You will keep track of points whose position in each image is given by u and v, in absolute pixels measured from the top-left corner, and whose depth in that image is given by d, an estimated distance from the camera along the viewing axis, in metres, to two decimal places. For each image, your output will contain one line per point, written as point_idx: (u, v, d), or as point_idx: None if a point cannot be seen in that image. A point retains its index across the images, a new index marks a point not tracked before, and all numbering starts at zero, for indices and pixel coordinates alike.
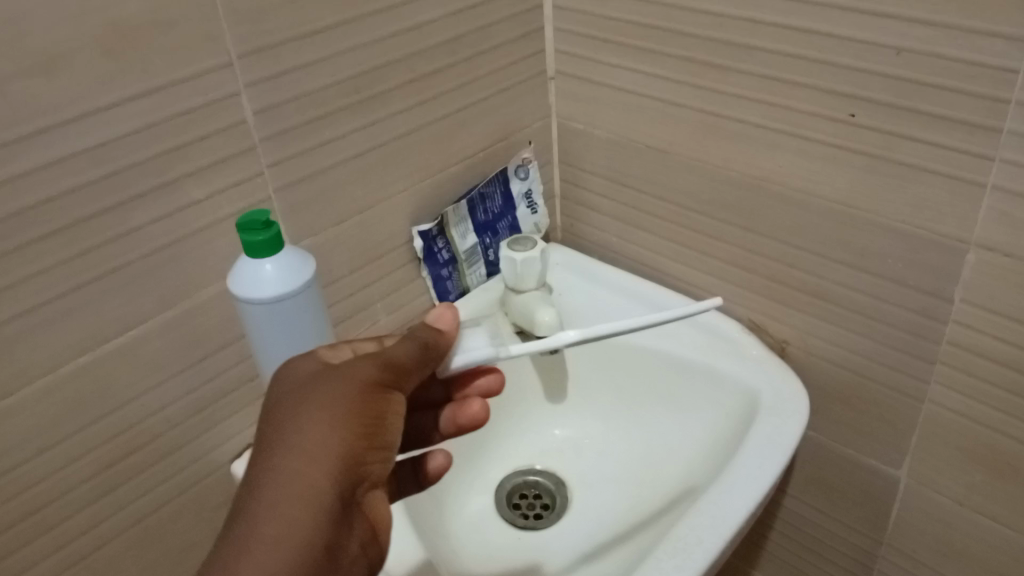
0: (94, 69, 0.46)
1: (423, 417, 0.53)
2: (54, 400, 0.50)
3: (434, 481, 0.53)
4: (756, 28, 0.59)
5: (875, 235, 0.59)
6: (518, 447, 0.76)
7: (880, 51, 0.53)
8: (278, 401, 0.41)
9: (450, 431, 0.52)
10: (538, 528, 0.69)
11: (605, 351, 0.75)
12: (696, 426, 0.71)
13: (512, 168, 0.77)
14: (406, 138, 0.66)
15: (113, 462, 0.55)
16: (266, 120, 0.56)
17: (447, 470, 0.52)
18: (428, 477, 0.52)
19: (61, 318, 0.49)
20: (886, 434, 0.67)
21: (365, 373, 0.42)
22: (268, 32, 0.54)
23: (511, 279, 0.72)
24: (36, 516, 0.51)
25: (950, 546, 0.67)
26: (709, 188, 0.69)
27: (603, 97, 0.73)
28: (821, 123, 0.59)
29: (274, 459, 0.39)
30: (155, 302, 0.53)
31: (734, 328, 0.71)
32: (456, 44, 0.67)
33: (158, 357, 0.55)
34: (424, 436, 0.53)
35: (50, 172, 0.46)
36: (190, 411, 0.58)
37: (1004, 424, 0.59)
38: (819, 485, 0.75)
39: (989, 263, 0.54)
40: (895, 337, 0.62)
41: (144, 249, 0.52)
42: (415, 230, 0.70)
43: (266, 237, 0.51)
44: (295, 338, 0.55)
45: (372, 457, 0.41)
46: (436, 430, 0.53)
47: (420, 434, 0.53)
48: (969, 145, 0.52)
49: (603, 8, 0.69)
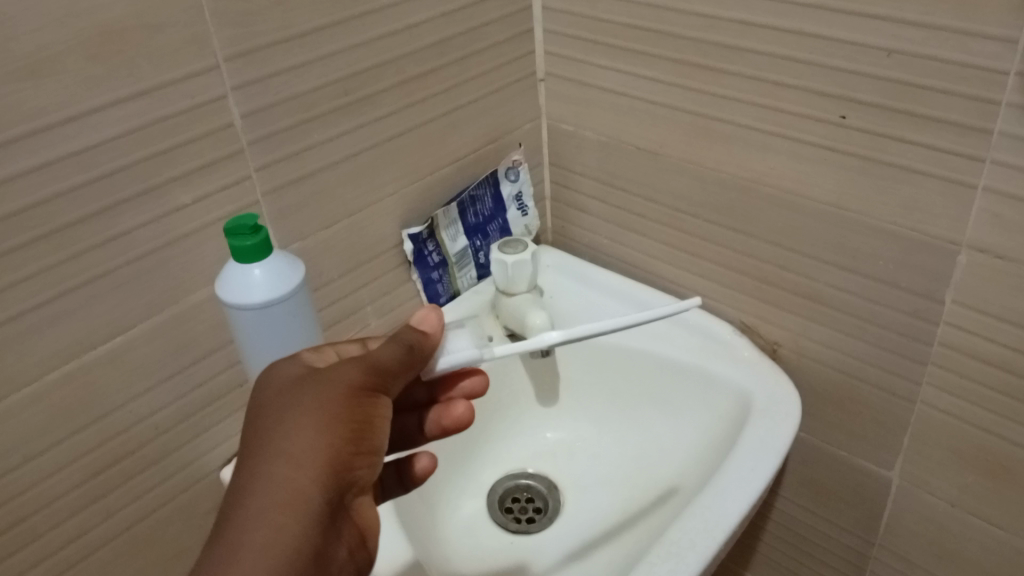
0: (80, 73, 0.45)
1: (407, 419, 0.52)
2: (43, 407, 0.49)
3: (418, 484, 0.52)
4: (747, 30, 0.59)
5: (866, 236, 0.59)
6: (510, 450, 0.76)
7: (872, 53, 0.53)
8: (263, 408, 0.41)
9: (434, 433, 0.52)
10: (532, 532, 0.69)
11: (597, 354, 0.74)
12: (689, 427, 0.70)
13: (503, 170, 0.77)
14: (396, 141, 0.66)
15: (103, 470, 0.54)
16: (254, 123, 0.55)
17: (432, 473, 0.52)
18: (413, 479, 0.51)
19: (48, 325, 0.48)
20: (878, 435, 0.67)
21: (351, 377, 0.41)
22: (257, 34, 0.53)
23: (502, 281, 0.72)
24: (24, 525, 0.51)
25: (943, 547, 0.67)
26: (701, 191, 0.69)
27: (594, 98, 0.73)
28: (813, 124, 0.59)
29: (260, 466, 0.38)
30: (143, 307, 0.53)
31: (726, 330, 0.71)
32: (445, 46, 0.66)
33: (147, 363, 0.54)
34: (408, 438, 0.52)
35: (37, 177, 0.45)
36: (179, 418, 0.58)
37: (997, 426, 0.59)
38: (811, 487, 0.75)
39: (981, 264, 0.54)
40: (888, 339, 0.62)
41: (131, 254, 0.51)
42: (406, 233, 0.70)
43: (254, 243, 0.50)
44: (283, 343, 0.54)
45: (359, 462, 0.41)
46: (421, 432, 0.52)
47: (404, 436, 0.52)
48: (962, 147, 0.52)
49: (593, 9, 0.68)
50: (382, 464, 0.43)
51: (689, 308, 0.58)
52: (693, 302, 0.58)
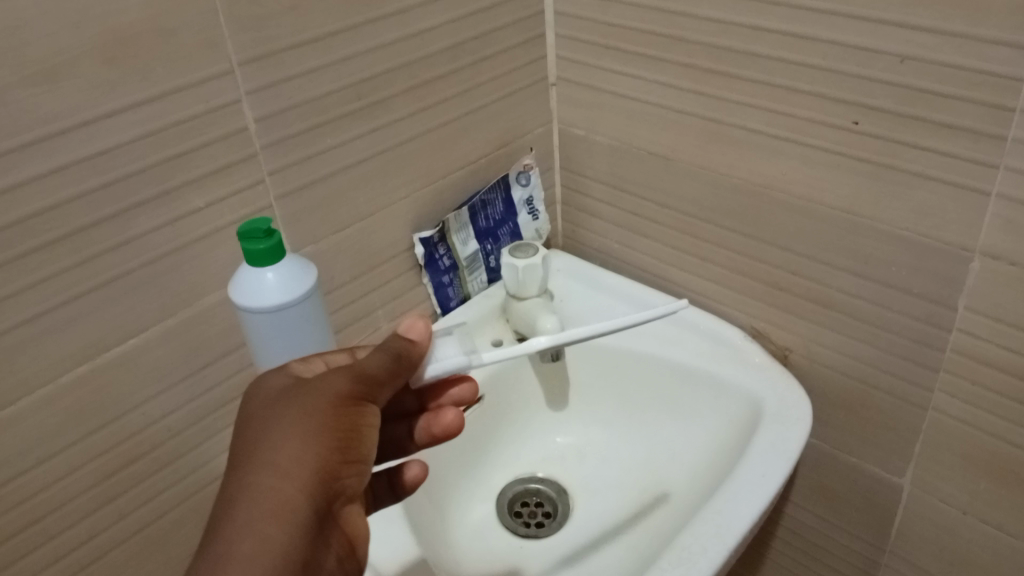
0: (95, 79, 0.46)
1: (397, 427, 0.52)
2: (56, 409, 0.50)
3: (409, 492, 0.53)
4: (758, 36, 0.59)
5: (879, 242, 0.59)
6: (519, 455, 0.76)
7: (885, 59, 0.53)
8: (251, 420, 0.41)
9: (425, 441, 0.52)
10: (540, 536, 0.69)
11: (607, 357, 0.74)
12: (698, 431, 0.70)
13: (513, 175, 0.77)
14: (407, 145, 0.66)
15: (115, 471, 0.55)
16: (267, 127, 0.56)
17: (423, 480, 0.52)
18: (404, 487, 0.52)
19: (62, 328, 0.49)
20: (889, 441, 0.66)
21: (337, 387, 0.42)
22: (270, 39, 0.54)
23: (512, 285, 0.72)
24: (36, 525, 0.51)
25: (954, 554, 0.66)
26: (712, 195, 0.68)
27: (607, 103, 0.73)
28: (825, 130, 0.58)
29: (246, 477, 0.39)
30: (157, 310, 0.54)
31: (737, 335, 0.70)
32: (457, 50, 0.66)
33: (159, 365, 0.55)
34: (398, 448, 0.52)
35: (52, 180, 0.46)
36: (191, 421, 0.58)
37: (1008, 432, 0.58)
38: (821, 493, 0.74)
39: (994, 271, 0.54)
40: (901, 345, 0.61)
41: (145, 257, 0.52)
42: (416, 237, 0.70)
43: (268, 246, 0.51)
44: (293, 346, 0.54)
45: (347, 471, 0.41)
46: (411, 440, 0.52)
47: (395, 446, 0.52)
48: (976, 153, 0.51)
49: (605, 15, 0.68)
50: (370, 472, 0.44)
51: (677, 309, 0.57)
52: (681, 303, 0.57)
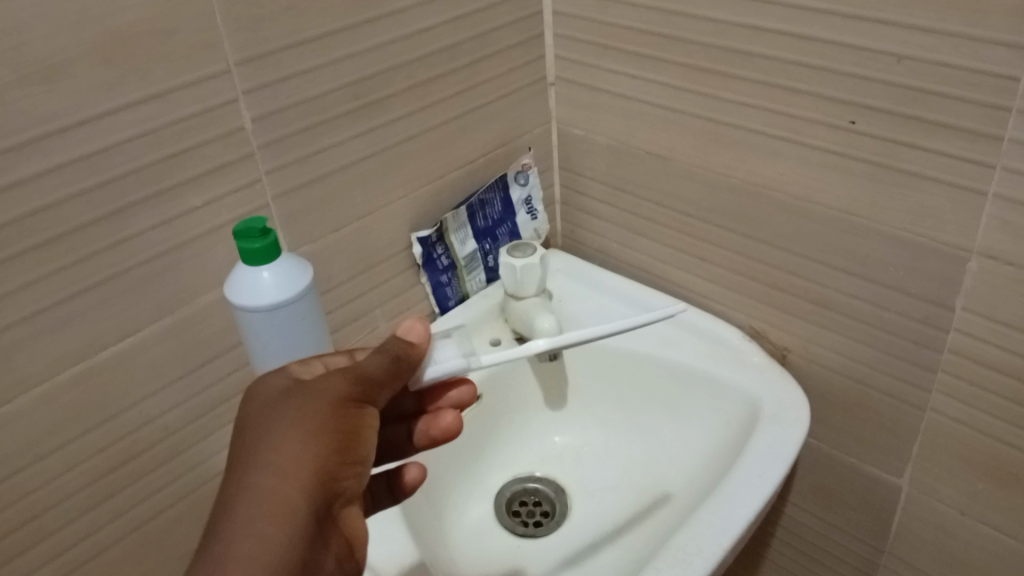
0: (93, 78, 0.46)
1: (397, 430, 0.52)
2: (54, 408, 0.50)
3: (408, 494, 0.53)
4: (756, 36, 0.59)
5: (876, 243, 0.59)
6: (518, 455, 0.76)
7: (882, 59, 0.53)
8: (250, 421, 0.41)
9: (424, 444, 0.52)
10: (538, 536, 0.69)
11: (606, 358, 0.74)
12: (696, 432, 0.71)
13: (512, 175, 0.77)
14: (405, 145, 0.66)
15: (113, 469, 0.55)
16: (265, 127, 0.56)
17: (423, 482, 0.52)
18: (403, 489, 0.52)
19: (60, 326, 0.49)
20: (887, 441, 0.66)
21: (336, 388, 0.42)
22: (267, 38, 0.54)
23: (510, 285, 0.72)
24: (34, 523, 0.52)
25: (952, 555, 0.66)
26: (709, 196, 0.68)
27: (605, 103, 0.73)
28: (823, 129, 0.58)
29: (245, 478, 0.39)
30: (155, 309, 0.54)
31: (736, 336, 0.70)
32: (455, 50, 0.67)
33: (157, 364, 0.55)
34: (397, 449, 0.52)
35: (49, 179, 0.46)
36: (189, 419, 0.58)
37: (1005, 433, 0.58)
38: (819, 493, 0.74)
39: (991, 271, 0.54)
40: (898, 346, 0.61)
41: (143, 256, 0.52)
42: (415, 237, 0.70)
43: (264, 245, 0.51)
44: (291, 345, 0.54)
45: (345, 472, 0.41)
46: (410, 443, 0.52)
47: (394, 448, 0.52)
48: (973, 153, 0.51)
49: (603, 15, 0.68)
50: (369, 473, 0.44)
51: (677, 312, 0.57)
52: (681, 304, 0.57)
